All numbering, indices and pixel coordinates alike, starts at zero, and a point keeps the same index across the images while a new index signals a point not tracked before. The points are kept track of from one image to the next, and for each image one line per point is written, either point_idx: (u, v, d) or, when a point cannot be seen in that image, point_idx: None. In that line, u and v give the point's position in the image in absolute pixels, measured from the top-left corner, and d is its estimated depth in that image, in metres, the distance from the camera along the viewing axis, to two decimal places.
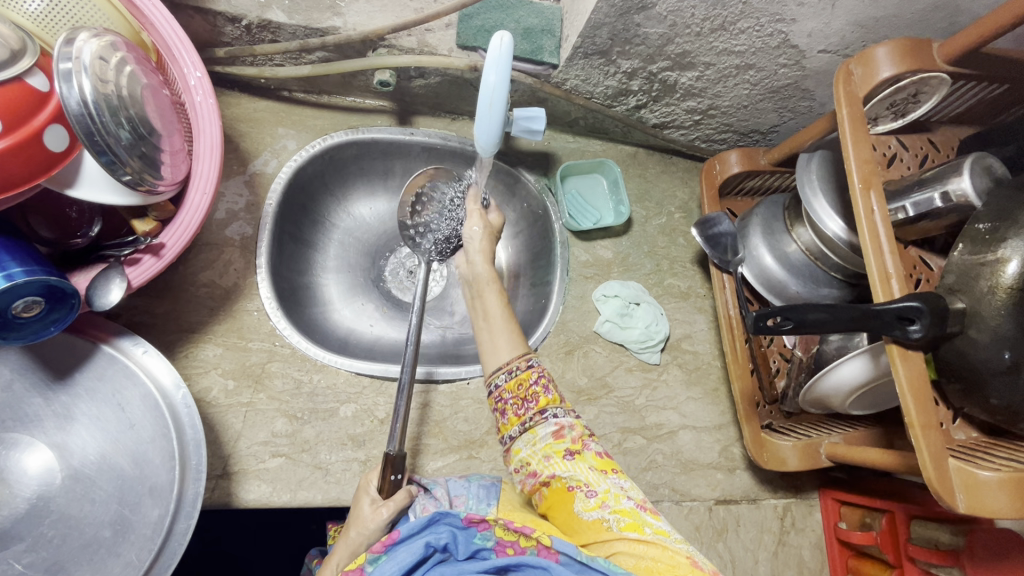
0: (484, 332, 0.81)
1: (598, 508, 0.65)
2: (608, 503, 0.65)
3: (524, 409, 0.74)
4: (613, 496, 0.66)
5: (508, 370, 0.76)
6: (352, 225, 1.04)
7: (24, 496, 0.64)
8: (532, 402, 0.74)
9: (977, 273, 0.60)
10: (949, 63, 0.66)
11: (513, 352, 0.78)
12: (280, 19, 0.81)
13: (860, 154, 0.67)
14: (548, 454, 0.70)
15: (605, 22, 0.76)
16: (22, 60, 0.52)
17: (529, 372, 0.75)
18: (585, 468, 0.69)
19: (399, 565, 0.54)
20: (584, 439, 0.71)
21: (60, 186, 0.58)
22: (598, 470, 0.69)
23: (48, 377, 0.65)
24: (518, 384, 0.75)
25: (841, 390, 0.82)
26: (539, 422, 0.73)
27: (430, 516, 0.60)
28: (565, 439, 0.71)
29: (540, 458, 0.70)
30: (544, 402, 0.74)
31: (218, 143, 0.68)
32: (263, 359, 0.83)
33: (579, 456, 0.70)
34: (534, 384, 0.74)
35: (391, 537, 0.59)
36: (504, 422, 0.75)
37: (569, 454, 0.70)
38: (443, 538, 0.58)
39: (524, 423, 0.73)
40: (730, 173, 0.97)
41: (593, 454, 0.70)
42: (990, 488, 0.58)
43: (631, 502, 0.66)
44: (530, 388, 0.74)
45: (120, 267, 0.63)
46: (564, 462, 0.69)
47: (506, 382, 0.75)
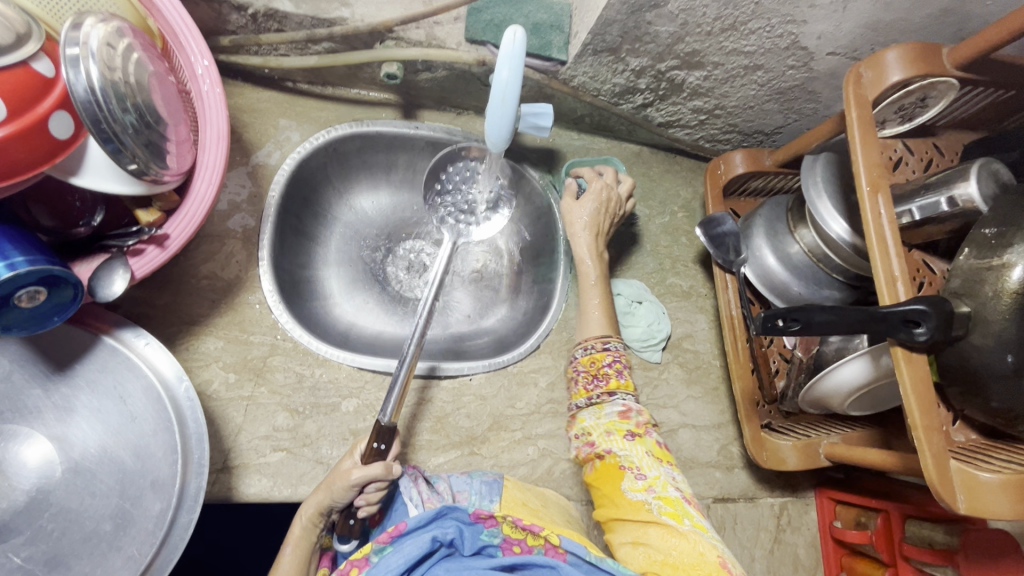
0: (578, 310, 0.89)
1: (643, 490, 0.71)
2: (654, 489, 0.71)
3: (593, 385, 0.81)
4: (661, 484, 0.72)
5: (586, 347, 0.84)
6: (354, 219, 1.03)
7: (23, 488, 0.63)
8: (603, 381, 0.81)
9: (982, 277, 0.61)
10: (958, 68, 0.67)
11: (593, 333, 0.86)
12: (287, 9, 0.80)
13: (869, 157, 0.67)
14: (611, 430, 0.76)
15: (616, 19, 0.76)
16: (26, 45, 0.51)
17: (603, 351, 0.83)
18: (643, 451, 0.75)
19: (406, 558, 0.59)
20: (646, 425, 0.77)
21: (64, 174, 0.57)
22: (654, 456, 0.75)
23: (48, 368, 0.64)
24: (592, 360, 0.83)
25: (841, 391, 0.82)
26: (607, 400, 0.79)
27: (437, 510, 0.65)
28: (630, 421, 0.77)
29: (602, 431, 0.77)
30: (615, 385, 0.80)
31: (225, 134, 0.67)
32: (264, 353, 0.82)
33: (640, 438, 0.76)
34: (607, 365, 0.82)
35: (397, 528, 0.63)
36: (574, 392, 0.83)
37: (630, 435, 0.76)
38: (450, 534, 0.62)
39: (592, 398, 0.80)
40: (735, 174, 0.97)
41: (653, 441, 0.76)
42: (991, 489, 0.59)
43: (677, 492, 0.72)
44: (602, 368, 0.81)
45: (123, 257, 0.62)
46: (623, 441, 0.75)
47: (582, 356, 0.84)
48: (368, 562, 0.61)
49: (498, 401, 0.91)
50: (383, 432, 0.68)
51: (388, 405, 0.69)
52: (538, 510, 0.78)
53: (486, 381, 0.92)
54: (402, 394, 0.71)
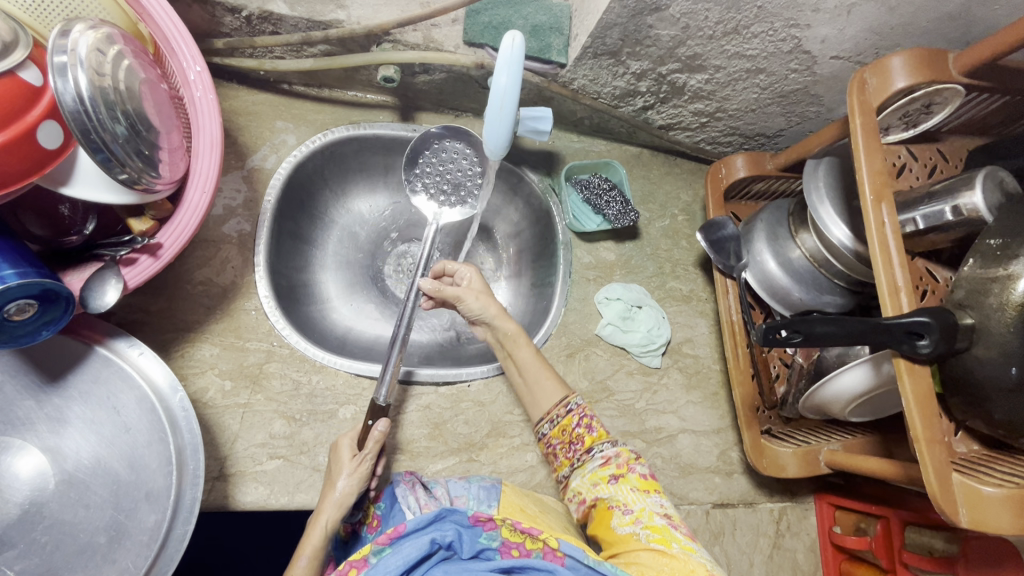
0: (523, 385, 0.86)
1: (631, 523, 0.71)
2: (641, 520, 0.70)
3: (572, 451, 0.81)
4: (647, 514, 0.71)
5: (551, 418, 0.82)
6: (352, 222, 1.02)
7: (17, 500, 0.63)
8: (578, 443, 0.80)
9: (986, 288, 0.60)
10: (964, 75, 0.66)
11: (552, 401, 0.83)
12: (282, 11, 0.79)
13: (872, 165, 0.66)
14: (596, 480, 0.76)
15: (617, 22, 0.75)
16: (14, 53, 0.50)
17: (570, 415, 0.81)
18: (628, 489, 0.74)
19: (405, 560, 0.59)
20: (629, 464, 0.77)
21: (54, 184, 0.55)
22: (639, 491, 0.74)
23: (40, 379, 0.63)
24: (562, 430, 0.81)
25: (842, 398, 0.82)
26: (587, 458, 0.79)
27: (436, 512, 0.64)
28: (611, 465, 0.77)
29: (588, 485, 0.77)
30: (590, 441, 0.80)
31: (219, 140, 0.66)
32: (260, 359, 0.82)
33: (623, 479, 0.75)
34: (576, 427, 0.81)
35: (397, 530, 0.62)
36: (558, 464, 0.82)
37: (613, 478, 0.75)
38: (449, 536, 0.62)
39: (574, 464, 0.80)
40: (736, 178, 0.96)
41: (637, 476, 0.76)
42: (994, 503, 0.59)
43: (664, 520, 0.71)
44: (574, 432, 0.80)
45: (116, 267, 0.61)
46: (609, 486, 0.75)
47: (551, 430, 0.82)
48: (367, 562, 0.60)
49: (496, 407, 0.90)
50: (376, 412, 0.72)
51: (383, 384, 0.75)
52: (536, 515, 0.77)
53: (485, 388, 0.91)
54: (394, 377, 0.75)
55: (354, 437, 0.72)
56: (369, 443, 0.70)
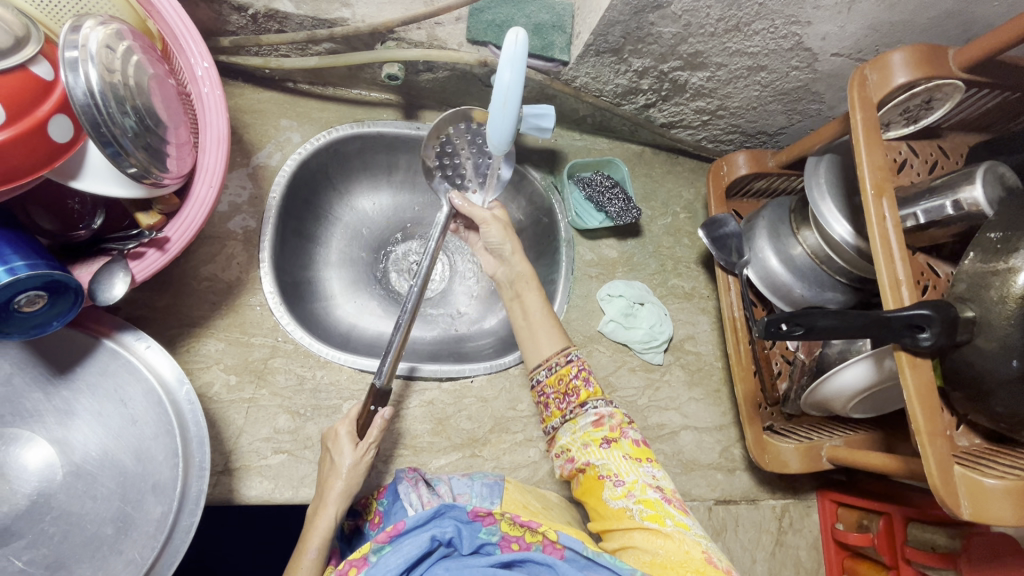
0: (524, 332, 0.86)
1: (624, 497, 0.72)
2: (634, 493, 0.72)
3: (565, 403, 0.81)
4: (640, 487, 0.72)
5: (548, 366, 0.82)
6: (355, 220, 1.03)
7: (25, 492, 0.63)
8: (573, 396, 0.80)
9: (987, 282, 0.61)
10: (964, 70, 0.66)
11: (553, 349, 0.83)
12: (288, 9, 0.80)
13: (874, 160, 0.67)
14: (587, 441, 0.77)
15: (619, 20, 0.75)
16: (25, 48, 0.51)
17: (569, 365, 0.81)
18: (621, 456, 0.75)
19: (405, 558, 0.59)
20: (622, 427, 0.78)
21: (64, 177, 0.56)
22: (631, 459, 0.75)
23: (49, 372, 0.64)
24: (559, 379, 0.81)
25: (844, 394, 0.82)
26: (580, 413, 0.79)
27: (436, 508, 0.65)
28: (604, 427, 0.77)
29: (579, 445, 0.77)
30: (584, 396, 0.80)
31: (225, 136, 0.66)
32: (265, 355, 0.82)
33: (616, 444, 0.76)
34: (574, 378, 0.81)
35: (397, 527, 0.62)
36: (548, 414, 0.82)
37: (605, 442, 0.76)
38: (449, 533, 0.62)
39: (566, 415, 0.80)
40: (738, 175, 0.96)
41: (629, 443, 0.76)
42: (996, 497, 0.59)
43: (657, 493, 0.72)
44: (571, 382, 0.80)
45: (124, 261, 0.62)
46: (600, 450, 0.76)
47: (548, 377, 0.82)
48: (367, 561, 0.60)
49: (499, 403, 0.91)
50: (377, 395, 0.74)
51: (382, 370, 0.74)
52: (539, 512, 0.78)
53: (488, 384, 0.91)
54: (397, 356, 0.75)
55: (351, 424, 0.73)
56: (373, 431, 0.72)
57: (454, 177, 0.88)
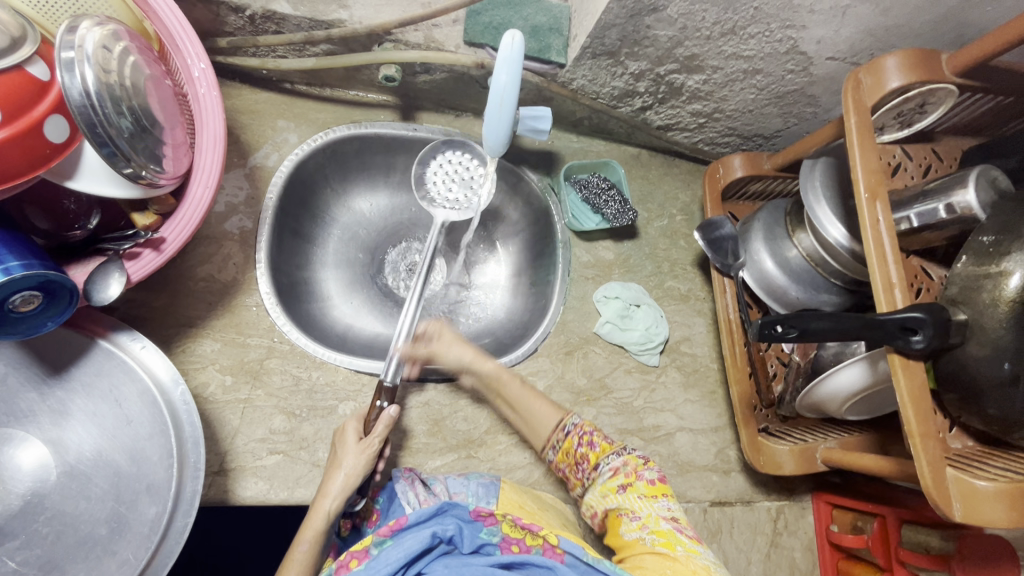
0: (519, 418, 0.86)
1: (638, 528, 0.70)
2: (648, 525, 0.70)
3: (580, 471, 0.81)
4: (654, 519, 0.71)
5: (553, 445, 0.82)
6: (352, 220, 1.03)
7: (19, 492, 0.63)
8: (584, 462, 0.80)
9: (979, 285, 0.61)
10: (958, 75, 0.67)
11: (550, 426, 0.83)
12: (285, 10, 0.80)
13: (868, 164, 0.67)
14: (605, 491, 0.76)
15: (615, 23, 0.76)
16: (22, 48, 0.51)
17: (569, 437, 0.81)
18: (636, 496, 0.74)
19: (406, 552, 0.59)
20: (638, 471, 0.77)
21: (60, 178, 0.56)
22: (647, 497, 0.74)
23: (44, 372, 0.64)
24: (566, 453, 0.81)
25: (839, 396, 0.82)
26: (596, 475, 0.78)
27: (437, 507, 0.66)
28: (619, 476, 0.76)
29: (598, 497, 0.76)
30: (596, 456, 0.79)
31: (222, 136, 0.66)
32: (261, 355, 0.82)
33: (631, 487, 0.75)
34: (579, 446, 0.80)
35: (398, 523, 0.63)
36: (572, 485, 0.83)
37: (621, 488, 0.75)
38: (450, 530, 0.63)
39: (586, 483, 0.80)
40: (733, 178, 0.97)
41: (644, 483, 0.75)
42: (987, 498, 0.59)
43: (670, 524, 0.70)
44: (576, 453, 0.80)
45: (119, 261, 0.61)
46: (618, 496, 0.74)
47: (557, 455, 0.82)
48: (368, 554, 0.60)
49: (495, 404, 0.91)
50: (387, 391, 0.76)
51: (391, 367, 0.78)
52: (534, 513, 0.78)
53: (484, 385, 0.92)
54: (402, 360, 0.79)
55: (359, 421, 0.74)
56: (380, 426, 0.73)
57: (445, 200, 0.95)
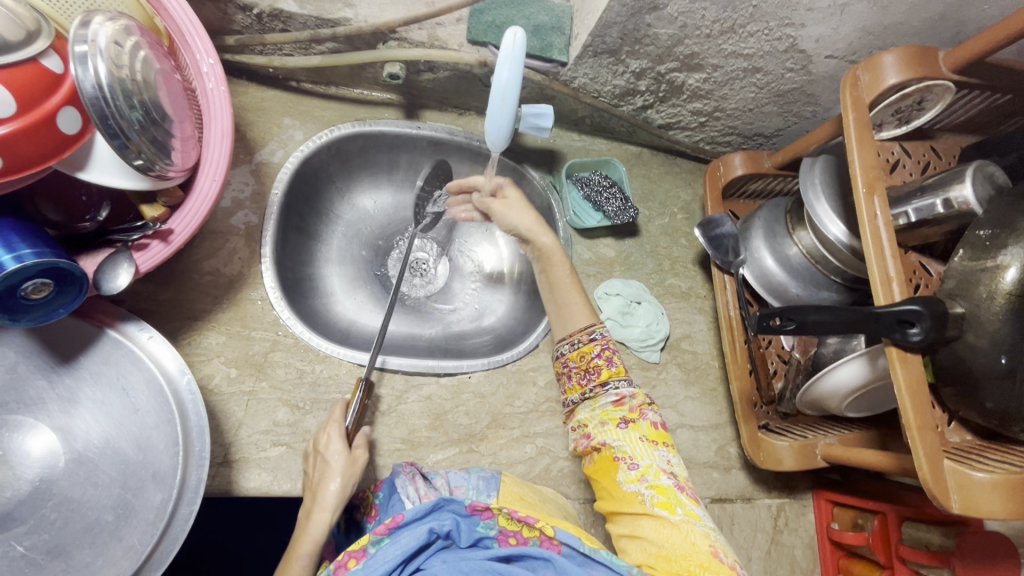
0: (553, 305, 0.87)
1: (637, 480, 0.71)
2: (647, 478, 0.71)
3: (586, 379, 0.80)
4: (653, 471, 0.72)
5: (571, 340, 0.83)
6: (355, 217, 1.04)
7: (27, 478, 0.64)
8: (594, 373, 0.80)
9: (976, 278, 0.62)
10: (954, 72, 0.68)
11: (583, 322, 0.84)
12: (292, 9, 0.81)
13: (865, 160, 0.68)
14: (605, 420, 0.76)
15: (616, 21, 0.77)
16: (37, 42, 0.52)
17: (591, 343, 0.81)
18: (637, 438, 0.74)
19: (403, 550, 0.59)
20: (642, 409, 0.77)
21: (71, 169, 0.58)
22: (648, 442, 0.74)
23: (53, 360, 0.65)
24: (581, 355, 0.81)
25: (839, 392, 0.83)
26: (600, 392, 0.79)
27: (433, 502, 0.65)
28: (623, 408, 0.77)
29: (597, 423, 0.76)
30: (606, 374, 0.79)
31: (229, 131, 0.68)
32: (266, 348, 0.83)
33: (634, 425, 0.75)
34: (596, 357, 0.80)
35: (394, 520, 0.62)
36: (568, 387, 0.83)
37: (623, 422, 0.75)
38: (447, 526, 0.63)
39: (586, 392, 0.80)
40: (734, 176, 0.97)
41: (647, 425, 0.75)
42: (984, 489, 0.60)
43: (671, 480, 0.71)
44: (592, 360, 0.80)
45: (128, 251, 0.63)
46: (618, 430, 0.75)
47: (571, 352, 0.82)
48: (366, 553, 0.60)
49: (497, 398, 0.92)
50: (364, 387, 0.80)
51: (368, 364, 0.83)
52: (535, 504, 0.79)
53: (485, 379, 0.92)
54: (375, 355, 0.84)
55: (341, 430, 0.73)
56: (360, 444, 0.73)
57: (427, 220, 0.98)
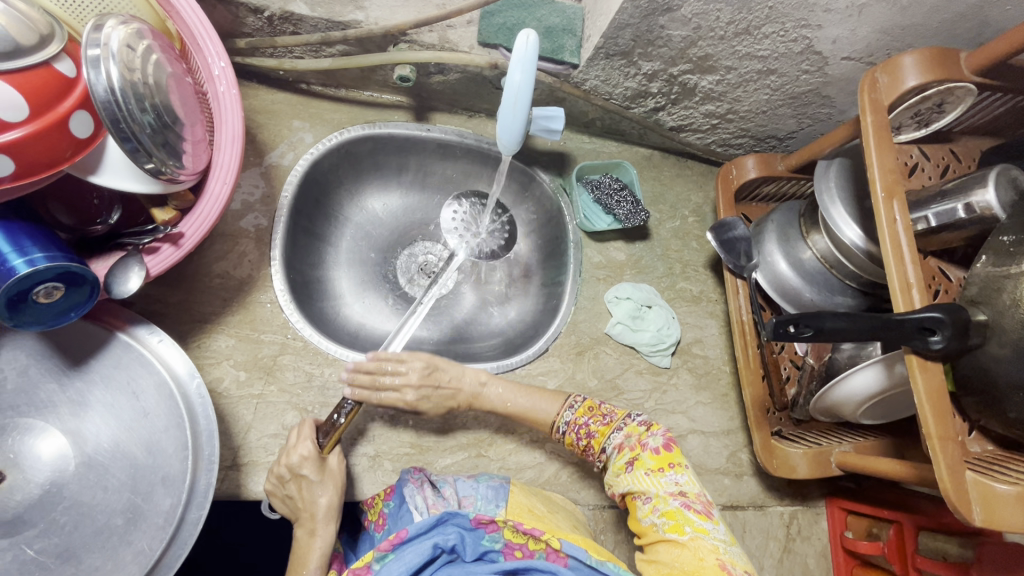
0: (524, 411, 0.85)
1: (649, 512, 0.70)
2: (658, 506, 0.70)
3: (591, 457, 0.81)
4: (663, 499, 0.71)
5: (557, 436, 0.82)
6: (364, 220, 1.04)
7: (37, 481, 0.64)
8: (591, 449, 0.80)
9: (999, 285, 0.60)
10: (977, 74, 0.66)
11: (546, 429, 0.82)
12: (303, 11, 0.81)
13: (884, 163, 0.66)
14: (617, 471, 0.76)
15: (629, 23, 0.76)
16: (50, 46, 0.52)
17: (567, 436, 0.81)
18: (643, 473, 0.73)
19: (407, 566, 0.59)
20: (641, 441, 0.76)
21: (83, 172, 0.58)
22: (653, 471, 0.73)
23: (64, 363, 0.65)
24: (571, 443, 0.81)
25: (854, 399, 0.81)
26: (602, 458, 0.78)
27: (438, 516, 0.64)
28: (625, 451, 0.76)
29: (613, 478, 0.76)
30: (598, 440, 0.79)
31: (240, 134, 0.68)
32: (274, 351, 0.83)
33: (638, 463, 0.74)
34: (580, 440, 0.80)
35: (399, 535, 0.62)
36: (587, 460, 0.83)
37: (629, 465, 0.75)
38: (451, 541, 0.62)
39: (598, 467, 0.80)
40: (747, 179, 0.96)
41: (649, 454, 0.74)
42: (1007, 501, 0.59)
43: (678, 501, 0.69)
44: (580, 445, 0.80)
45: (138, 255, 0.63)
46: (626, 475, 0.74)
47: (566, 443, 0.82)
48: (370, 570, 0.60)
49: None
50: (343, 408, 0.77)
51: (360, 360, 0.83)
52: (543, 516, 0.77)
53: None
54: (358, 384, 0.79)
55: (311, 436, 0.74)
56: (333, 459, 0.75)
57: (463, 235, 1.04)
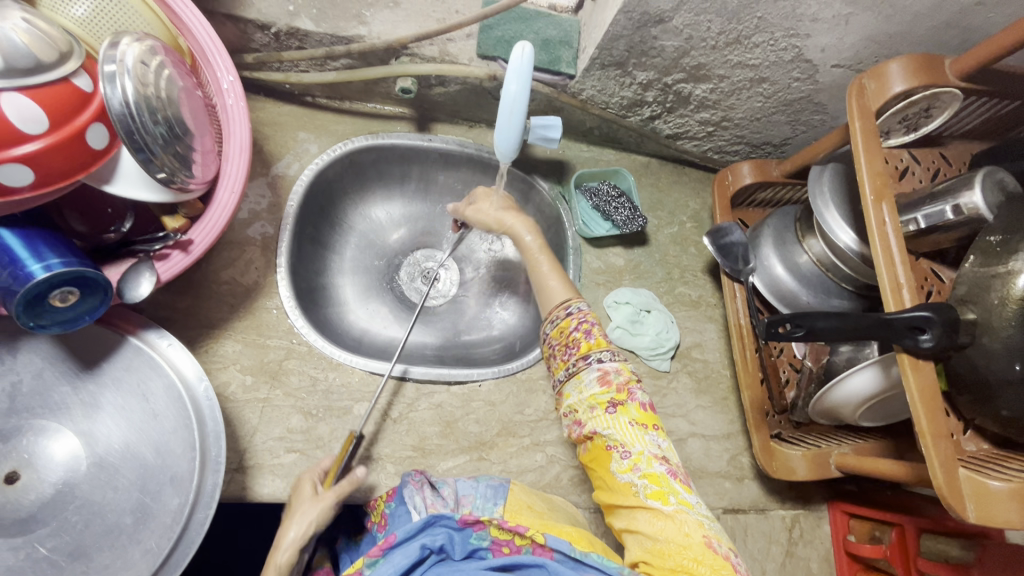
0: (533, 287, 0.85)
1: (630, 470, 0.70)
2: (640, 467, 0.70)
3: (568, 355, 0.77)
4: (645, 459, 0.70)
5: (552, 319, 0.80)
6: (369, 229, 1.06)
7: (50, 481, 0.66)
8: (575, 347, 0.77)
9: (988, 284, 0.61)
10: (961, 79, 0.68)
11: (554, 304, 0.81)
12: (308, 27, 0.84)
13: (873, 166, 0.68)
14: (593, 404, 0.73)
15: (622, 34, 0.78)
16: (68, 62, 0.55)
17: (568, 318, 0.79)
18: (626, 422, 0.72)
19: (397, 568, 0.60)
20: (628, 388, 0.74)
21: (98, 182, 0.60)
22: (638, 426, 0.72)
23: (77, 367, 0.67)
24: (561, 331, 0.79)
25: (851, 402, 0.82)
26: (583, 367, 0.75)
27: (427, 518, 0.65)
28: (611, 388, 0.73)
29: (585, 408, 0.74)
30: (586, 347, 0.76)
31: (248, 145, 0.70)
32: (280, 356, 0.85)
33: (622, 409, 0.72)
34: (575, 331, 0.77)
35: (388, 540, 0.64)
36: (553, 367, 0.79)
37: (611, 407, 0.73)
38: (439, 541, 0.64)
39: (569, 369, 0.77)
40: (743, 184, 0.98)
41: (637, 408, 0.73)
42: (1001, 498, 0.59)
43: (662, 467, 0.70)
44: (572, 335, 0.77)
45: (150, 261, 0.65)
46: (607, 415, 0.72)
47: (552, 331, 0.80)
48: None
49: (506, 407, 0.92)
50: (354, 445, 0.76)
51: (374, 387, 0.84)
52: (543, 512, 0.79)
53: (496, 388, 0.93)
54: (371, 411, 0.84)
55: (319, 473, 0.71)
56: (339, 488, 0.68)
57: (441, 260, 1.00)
